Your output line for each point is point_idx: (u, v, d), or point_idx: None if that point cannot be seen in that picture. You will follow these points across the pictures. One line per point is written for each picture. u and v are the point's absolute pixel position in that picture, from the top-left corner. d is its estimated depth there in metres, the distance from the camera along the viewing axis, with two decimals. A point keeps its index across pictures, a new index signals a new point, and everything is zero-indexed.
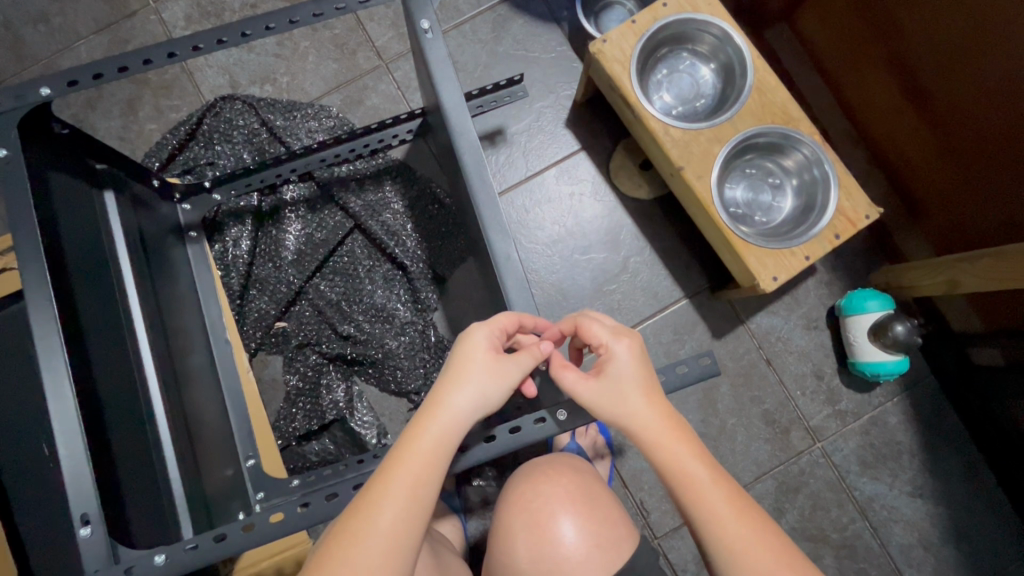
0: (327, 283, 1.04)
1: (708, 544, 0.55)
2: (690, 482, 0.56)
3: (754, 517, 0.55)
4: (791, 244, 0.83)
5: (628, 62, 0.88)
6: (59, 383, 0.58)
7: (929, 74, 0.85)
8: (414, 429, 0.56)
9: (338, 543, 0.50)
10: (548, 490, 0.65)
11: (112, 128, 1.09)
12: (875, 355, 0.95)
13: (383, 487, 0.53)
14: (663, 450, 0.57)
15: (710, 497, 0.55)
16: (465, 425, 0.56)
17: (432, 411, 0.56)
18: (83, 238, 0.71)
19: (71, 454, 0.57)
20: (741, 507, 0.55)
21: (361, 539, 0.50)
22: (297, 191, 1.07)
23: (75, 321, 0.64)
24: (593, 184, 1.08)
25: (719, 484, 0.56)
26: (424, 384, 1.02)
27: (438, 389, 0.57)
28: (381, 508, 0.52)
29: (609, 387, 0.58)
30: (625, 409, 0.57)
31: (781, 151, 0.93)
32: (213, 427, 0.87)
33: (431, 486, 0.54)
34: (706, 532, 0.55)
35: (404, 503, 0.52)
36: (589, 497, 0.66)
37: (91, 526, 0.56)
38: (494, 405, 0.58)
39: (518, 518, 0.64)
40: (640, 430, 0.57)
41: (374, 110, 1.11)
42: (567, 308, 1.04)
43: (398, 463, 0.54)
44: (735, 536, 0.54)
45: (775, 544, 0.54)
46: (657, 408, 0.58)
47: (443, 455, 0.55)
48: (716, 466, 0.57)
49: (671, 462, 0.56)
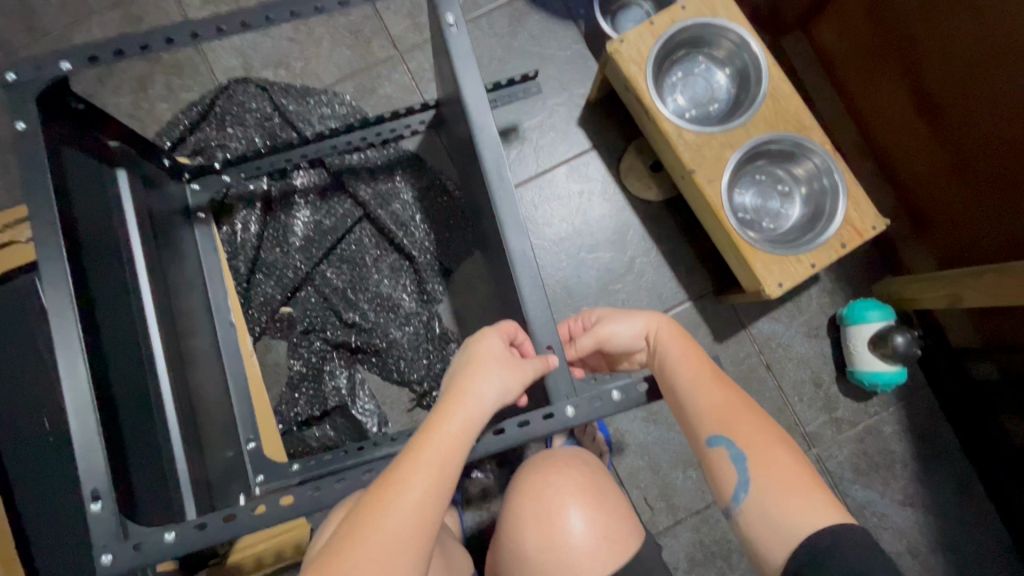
0: (334, 270, 1.05)
1: (695, 434, 0.61)
2: (692, 379, 0.62)
3: (746, 411, 0.60)
4: (798, 252, 0.84)
5: (644, 63, 0.88)
6: (72, 358, 0.59)
7: (942, 91, 0.86)
8: (439, 412, 0.58)
9: (366, 514, 0.52)
10: (559, 481, 0.65)
11: (123, 105, 1.09)
12: (875, 364, 0.97)
13: (411, 463, 0.54)
14: (678, 352, 0.65)
15: (711, 395, 0.61)
16: (489, 412, 0.58)
17: (457, 397, 0.58)
18: (95, 215, 0.71)
19: (83, 431, 0.58)
20: (736, 401, 0.60)
21: (388, 511, 0.52)
22: (307, 177, 1.07)
23: (87, 297, 0.65)
24: (602, 183, 1.08)
25: (714, 383, 0.62)
26: (427, 375, 1.02)
27: (459, 379, 0.60)
28: (409, 485, 0.53)
29: (610, 316, 0.73)
30: (640, 332, 0.70)
31: (793, 159, 0.94)
32: (216, 409, 0.87)
33: (454, 467, 0.55)
34: (694, 424, 0.61)
35: (431, 480, 0.54)
36: (598, 489, 0.66)
37: (101, 502, 0.57)
38: (512, 399, 0.61)
39: (528, 506, 0.64)
40: (660, 344, 0.67)
41: (388, 99, 1.11)
42: (572, 305, 1.05)
43: (425, 441, 0.55)
44: (718, 424, 0.59)
45: (760, 432, 0.58)
46: (670, 326, 0.69)
47: (467, 437, 0.57)
48: (728, 383, 0.63)
49: (675, 368, 0.64)
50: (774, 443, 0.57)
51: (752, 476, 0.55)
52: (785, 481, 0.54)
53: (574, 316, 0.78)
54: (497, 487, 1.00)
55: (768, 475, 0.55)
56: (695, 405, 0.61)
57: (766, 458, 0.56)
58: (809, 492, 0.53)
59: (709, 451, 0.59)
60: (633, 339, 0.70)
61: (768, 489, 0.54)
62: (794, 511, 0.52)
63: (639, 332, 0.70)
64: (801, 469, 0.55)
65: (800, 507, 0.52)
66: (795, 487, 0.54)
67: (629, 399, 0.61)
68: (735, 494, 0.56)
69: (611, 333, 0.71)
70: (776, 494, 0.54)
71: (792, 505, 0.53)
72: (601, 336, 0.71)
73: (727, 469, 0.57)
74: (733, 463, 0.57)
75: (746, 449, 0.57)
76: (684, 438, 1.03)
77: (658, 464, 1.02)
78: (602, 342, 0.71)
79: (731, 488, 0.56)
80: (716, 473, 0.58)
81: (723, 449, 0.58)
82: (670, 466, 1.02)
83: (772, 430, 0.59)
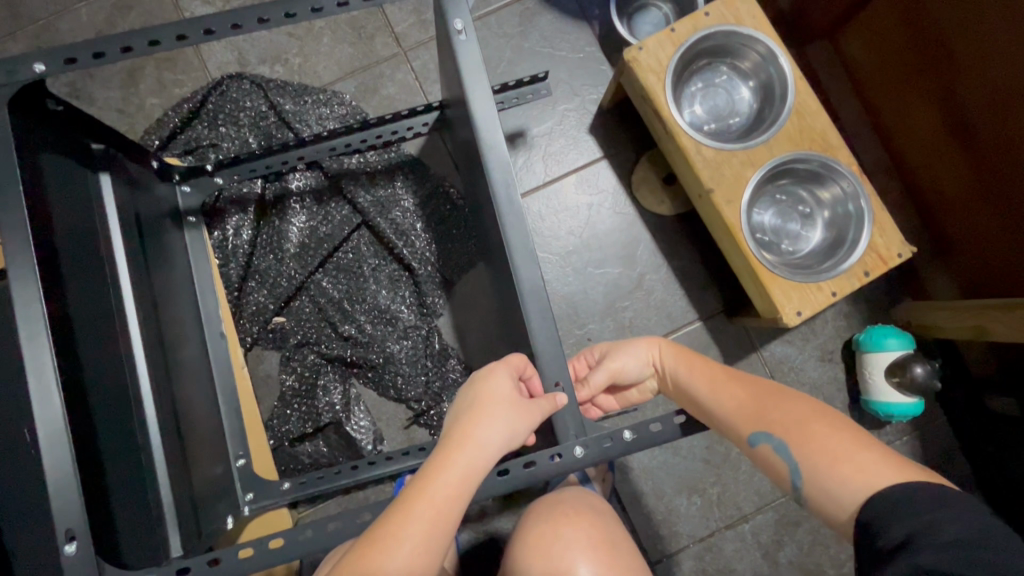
0: (330, 280, 1.00)
1: (731, 435, 0.57)
2: (707, 384, 0.60)
3: (773, 396, 0.57)
4: (819, 279, 0.80)
5: (664, 73, 0.83)
6: (45, 387, 0.54)
7: (977, 111, 0.81)
8: (437, 460, 0.54)
9: (353, 573, 0.48)
10: (569, 534, 0.62)
11: (111, 99, 1.04)
12: (888, 395, 0.93)
13: (402, 516, 0.50)
14: (688, 365, 0.64)
15: (729, 390, 0.58)
16: (491, 461, 0.54)
17: (458, 443, 0.54)
18: (74, 225, 0.66)
19: (57, 466, 0.54)
20: (754, 388, 0.58)
21: (375, 572, 0.48)
22: (303, 180, 1.02)
23: (64, 317, 0.61)
24: (613, 195, 1.03)
25: (730, 380, 0.59)
26: (425, 393, 0.98)
27: (462, 421, 0.56)
28: (400, 539, 0.49)
29: (613, 347, 0.71)
30: (646, 358, 0.68)
31: (818, 181, 0.89)
32: (205, 426, 0.83)
33: (451, 520, 0.52)
34: (726, 427, 0.57)
35: (423, 536, 0.50)
36: (611, 543, 0.62)
37: (77, 543, 0.53)
38: (519, 441, 0.57)
39: (537, 563, 0.61)
40: (670, 363, 0.66)
41: (390, 100, 1.06)
42: (578, 322, 1.01)
43: (420, 492, 0.52)
44: (747, 418, 0.55)
45: (793, 412, 0.54)
46: (673, 345, 0.68)
47: (467, 488, 0.53)
48: (742, 374, 0.61)
49: (689, 382, 0.62)
50: (808, 417, 0.54)
51: (799, 457, 0.52)
52: (831, 450, 0.50)
53: (576, 353, 0.76)
54: (497, 509, 0.97)
55: (811, 450, 0.51)
56: (719, 407, 0.58)
57: (805, 435, 0.52)
58: (857, 453, 0.50)
59: (752, 449, 0.55)
60: (642, 367, 0.68)
61: (817, 464, 0.50)
62: (850, 478, 0.48)
63: (647, 360, 0.68)
64: (844, 431, 0.52)
65: (853, 471, 0.49)
66: (842, 453, 0.50)
67: (642, 441, 0.57)
68: (793, 481, 0.52)
69: (622, 366, 0.68)
70: (824, 467, 0.50)
71: (846, 474, 0.49)
72: (612, 370, 0.68)
73: (774, 460, 0.53)
74: (777, 451, 0.53)
75: (782, 432, 0.53)
76: (689, 463, 1.00)
77: (662, 490, 0.99)
78: (614, 376, 0.68)
79: (786, 475, 0.52)
80: (769, 467, 0.54)
81: (762, 442, 0.54)
82: (674, 491, 0.99)
83: (804, 405, 0.55)
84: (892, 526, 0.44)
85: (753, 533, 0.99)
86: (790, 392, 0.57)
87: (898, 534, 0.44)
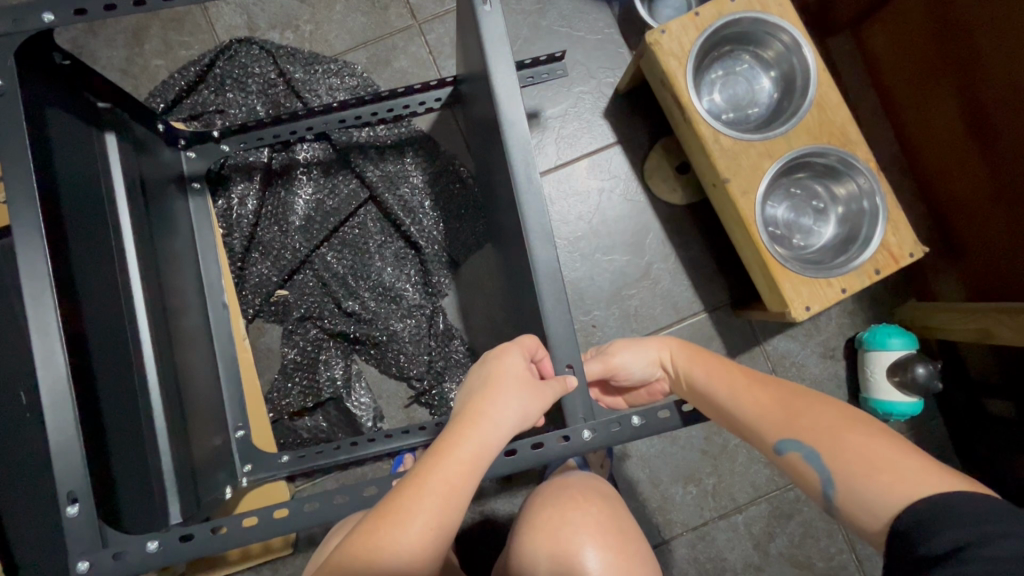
0: (335, 254, 0.99)
1: (760, 444, 0.57)
2: (727, 387, 0.60)
3: (801, 404, 0.56)
4: (829, 275, 0.79)
5: (685, 58, 0.81)
6: (50, 348, 0.53)
7: (1000, 113, 0.79)
8: (451, 436, 0.53)
9: (363, 544, 0.49)
10: (577, 517, 0.62)
11: (114, 59, 1.01)
12: (890, 394, 0.93)
13: (413, 492, 0.50)
14: (698, 368, 0.64)
15: (751, 396, 0.58)
16: (505, 440, 0.54)
17: (472, 420, 0.54)
18: (79, 183, 0.65)
19: (59, 427, 0.53)
20: (780, 395, 0.58)
21: (386, 546, 0.48)
22: (311, 151, 1.00)
23: (69, 277, 0.60)
24: (625, 182, 1.02)
25: (752, 385, 0.59)
26: (427, 372, 0.98)
27: (475, 400, 0.56)
28: (412, 513, 0.49)
29: (617, 344, 0.71)
30: (653, 357, 0.69)
31: (835, 176, 0.89)
32: (205, 395, 0.82)
33: (462, 497, 0.51)
34: (754, 434, 0.57)
35: (435, 512, 0.50)
36: (617, 528, 0.62)
37: (79, 505, 0.53)
38: (530, 421, 0.57)
39: (544, 546, 0.61)
40: (679, 367, 0.66)
41: (402, 73, 1.03)
42: (583, 309, 1.00)
43: (432, 468, 0.51)
44: (775, 426, 0.56)
45: (823, 420, 0.54)
46: (683, 346, 0.68)
47: (479, 467, 0.52)
48: (765, 380, 0.61)
49: (707, 386, 0.61)
50: (840, 425, 0.53)
51: (831, 466, 0.51)
52: (866, 458, 0.49)
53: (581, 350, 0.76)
54: (495, 490, 0.97)
55: (844, 459, 0.51)
56: (745, 416, 0.58)
57: (836, 443, 0.52)
58: (895, 461, 0.48)
59: (781, 457, 0.55)
60: (647, 367, 0.69)
61: (850, 473, 0.50)
62: (884, 487, 0.48)
63: (647, 361, 0.69)
64: (882, 440, 0.51)
65: (892, 481, 0.47)
66: (878, 461, 0.49)
67: (650, 426, 0.58)
68: (826, 491, 0.52)
69: (622, 362, 0.68)
70: (856, 475, 0.49)
71: (885, 484, 0.48)
72: (610, 364, 0.68)
73: (805, 468, 0.53)
74: (808, 461, 0.53)
75: (813, 441, 0.53)
76: (686, 453, 1.01)
77: (658, 478, 1.00)
78: (611, 371, 0.68)
79: (817, 486, 0.52)
80: (800, 476, 0.54)
81: (792, 450, 0.54)
82: (670, 480, 1.00)
83: (834, 412, 0.55)
84: (940, 535, 0.43)
85: (746, 524, 1.00)
86: (819, 398, 0.57)
87: (945, 544, 0.42)
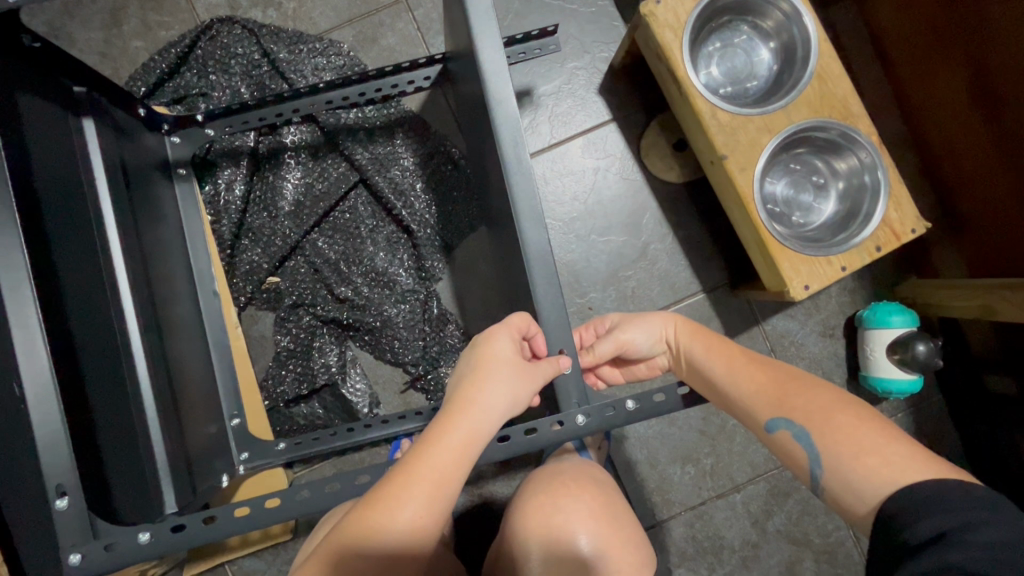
0: (326, 240, 0.97)
1: (750, 421, 0.57)
2: (726, 366, 0.59)
3: (795, 384, 0.56)
4: (829, 253, 0.78)
5: (681, 29, 0.78)
6: (30, 341, 0.52)
7: (1007, 83, 0.76)
8: (442, 424, 0.53)
9: (355, 531, 0.48)
10: (569, 504, 0.62)
11: (93, 41, 0.98)
12: (890, 371, 0.92)
13: (403, 480, 0.49)
14: (702, 347, 0.62)
15: (747, 375, 0.58)
16: (495, 425, 0.54)
17: (461, 407, 0.53)
18: (53, 171, 0.63)
19: (45, 420, 0.52)
20: (777, 375, 0.57)
21: (376, 534, 0.48)
22: (298, 134, 0.98)
23: (49, 269, 0.58)
24: (620, 160, 1.00)
25: (750, 364, 0.59)
26: (423, 357, 0.97)
27: (465, 385, 0.55)
28: (401, 501, 0.48)
29: (626, 320, 0.69)
30: (658, 334, 0.67)
31: (836, 151, 0.86)
32: (199, 383, 0.81)
33: (454, 483, 0.51)
34: (745, 412, 0.57)
35: (425, 500, 0.49)
36: (610, 514, 0.62)
37: (68, 498, 0.53)
38: (522, 405, 0.56)
39: (536, 534, 0.60)
40: (683, 345, 0.65)
41: (389, 51, 1.00)
42: (578, 291, 0.99)
43: (424, 457, 0.50)
44: (767, 404, 0.55)
45: (817, 400, 0.53)
46: (688, 323, 0.66)
47: (470, 452, 0.52)
48: (763, 360, 0.59)
49: (707, 366, 0.61)
50: (833, 407, 0.52)
51: (821, 447, 0.51)
52: (856, 441, 0.49)
53: (583, 324, 0.74)
54: (494, 473, 0.97)
55: (833, 441, 0.50)
56: (739, 394, 0.57)
57: (826, 425, 0.51)
58: (884, 446, 0.48)
59: (769, 435, 0.55)
60: (653, 343, 0.67)
61: (838, 456, 0.49)
62: (872, 471, 0.47)
63: (654, 338, 0.67)
64: (873, 425, 0.50)
65: (879, 464, 0.47)
66: (866, 445, 0.49)
67: (645, 410, 0.57)
68: (812, 471, 0.51)
69: (632, 339, 0.67)
70: (845, 458, 0.49)
71: (871, 466, 0.47)
72: (620, 342, 0.67)
73: (793, 447, 0.53)
74: (797, 440, 0.52)
75: (804, 420, 0.52)
76: (684, 434, 1.00)
77: (656, 458, 1.00)
78: (621, 348, 0.67)
79: (804, 465, 0.52)
80: (786, 454, 0.53)
81: (782, 429, 0.54)
82: (668, 461, 1.00)
83: (830, 395, 0.54)
84: (922, 522, 0.42)
85: (744, 502, 1.00)
86: (815, 379, 0.56)
87: (929, 530, 0.41)
